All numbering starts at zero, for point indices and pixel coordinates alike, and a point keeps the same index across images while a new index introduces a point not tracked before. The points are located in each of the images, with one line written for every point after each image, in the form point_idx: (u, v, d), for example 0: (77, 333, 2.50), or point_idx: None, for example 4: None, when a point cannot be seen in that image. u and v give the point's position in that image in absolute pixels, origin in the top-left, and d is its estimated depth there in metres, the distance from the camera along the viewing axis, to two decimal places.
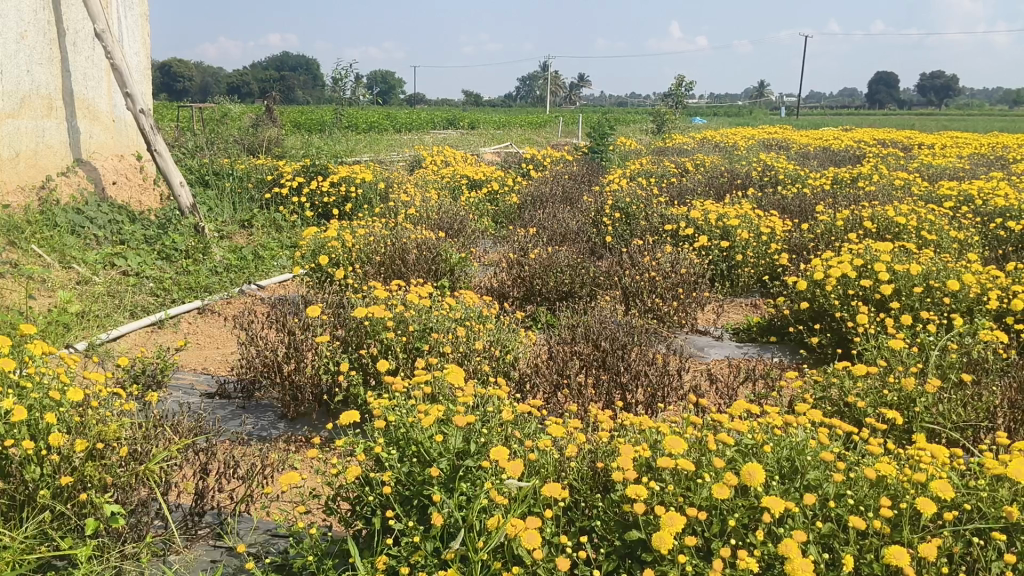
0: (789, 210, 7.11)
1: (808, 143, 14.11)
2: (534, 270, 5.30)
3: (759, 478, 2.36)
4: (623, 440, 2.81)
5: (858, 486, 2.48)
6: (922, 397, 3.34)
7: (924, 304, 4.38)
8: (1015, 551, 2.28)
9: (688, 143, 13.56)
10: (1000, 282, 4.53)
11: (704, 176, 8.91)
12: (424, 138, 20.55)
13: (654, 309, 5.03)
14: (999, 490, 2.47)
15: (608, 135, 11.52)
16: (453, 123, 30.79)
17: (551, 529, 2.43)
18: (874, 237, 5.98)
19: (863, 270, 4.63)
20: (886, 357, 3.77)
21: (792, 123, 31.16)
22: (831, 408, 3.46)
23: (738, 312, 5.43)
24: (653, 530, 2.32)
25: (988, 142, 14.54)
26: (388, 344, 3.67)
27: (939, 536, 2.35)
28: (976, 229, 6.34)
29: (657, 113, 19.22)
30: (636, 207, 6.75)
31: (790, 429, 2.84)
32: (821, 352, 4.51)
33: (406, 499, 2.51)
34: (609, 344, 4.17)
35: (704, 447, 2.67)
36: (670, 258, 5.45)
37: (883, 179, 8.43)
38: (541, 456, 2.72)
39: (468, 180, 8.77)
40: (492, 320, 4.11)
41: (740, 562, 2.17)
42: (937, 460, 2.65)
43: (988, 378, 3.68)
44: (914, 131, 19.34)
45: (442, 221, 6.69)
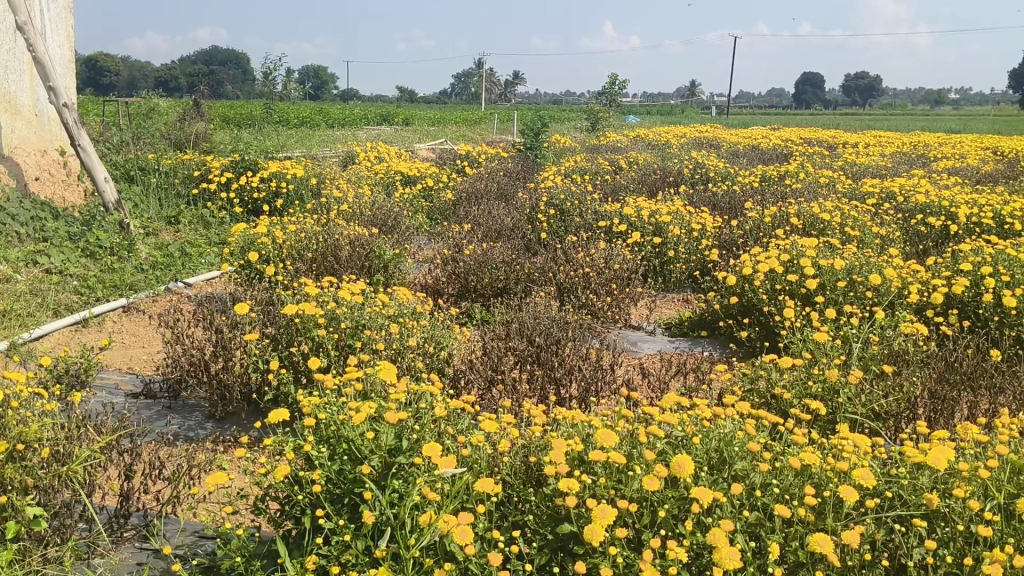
0: (719, 206, 7.22)
1: (736, 141, 14.33)
2: (468, 266, 5.28)
3: (687, 470, 2.40)
4: (555, 434, 2.83)
5: (784, 475, 2.54)
6: (845, 388, 3.43)
7: (847, 298, 4.50)
8: (935, 537, 2.35)
9: (622, 141, 13.68)
10: (920, 276, 4.67)
11: (637, 173, 9.01)
12: (358, 134, 20.33)
13: (588, 305, 5.05)
14: (919, 478, 2.54)
15: (542, 132, 11.55)
16: (386, 119, 30.49)
17: (483, 525, 2.43)
18: (800, 233, 6.11)
19: (790, 265, 4.74)
20: (811, 350, 3.86)
21: (724, 122, 31.61)
22: (759, 401, 3.53)
23: (670, 307, 5.49)
24: (584, 523, 2.34)
25: (910, 140, 14.92)
26: (319, 342, 3.63)
27: (862, 524, 2.41)
28: (898, 226, 6.51)
29: (591, 111, 19.29)
30: (570, 204, 6.78)
31: (719, 421, 2.89)
32: (750, 345, 4.59)
33: (336, 497, 2.49)
34: (543, 339, 4.17)
35: (635, 440, 2.70)
36: (603, 253, 5.49)
37: (808, 177, 8.61)
38: (473, 452, 2.72)
39: (402, 177, 8.72)
40: (425, 317, 4.11)
41: (670, 553, 2.20)
42: (859, 449, 2.72)
43: (909, 369, 3.79)
44: (838, 132, 19.83)
45: (375, 218, 6.64)
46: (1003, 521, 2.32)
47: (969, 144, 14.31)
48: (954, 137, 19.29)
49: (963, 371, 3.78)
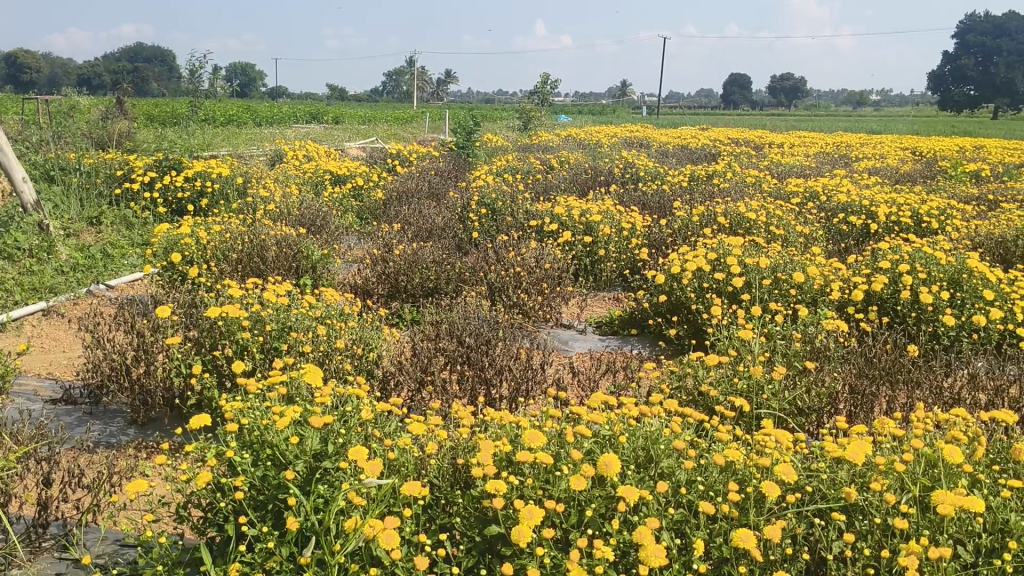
0: (649, 206, 7.30)
1: (666, 141, 14.52)
2: (399, 266, 5.25)
3: (614, 469, 2.42)
4: (484, 435, 2.82)
5: (708, 472, 2.57)
6: (770, 384, 3.50)
7: (772, 295, 4.59)
8: (853, 530, 2.40)
9: (552, 140, 13.75)
10: (842, 274, 4.79)
11: (568, 172, 9.06)
12: (285, 133, 20.04)
13: (520, 304, 5.05)
14: (838, 472, 2.60)
15: (474, 131, 11.54)
16: (316, 117, 30.15)
17: (409, 528, 2.41)
18: (727, 232, 6.21)
19: (716, 263, 4.82)
20: (736, 346, 3.92)
21: (656, 121, 31.96)
22: (686, 398, 3.57)
23: (601, 306, 5.53)
24: (512, 524, 2.33)
25: (834, 140, 15.25)
26: (244, 345, 3.58)
27: (783, 518, 2.46)
28: (821, 224, 6.65)
29: (523, 110, 19.35)
30: (501, 203, 6.78)
31: (646, 419, 2.92)
32: (679, 343, 4.65)
33: (259, 504, 2.44)
34: (473, 339, 4.15)
35: (563, 440, 2.71)
36: (533, 252, 5.50)
37: (735, 177, 8.75)
38: (400, 454, 2.69)
39: (332, 176, 8.62)
40: (353, 319, 4.07)
41: (596, 552, 2.21)
42: (781, 445, 2.78)
43: (831, 365, 3.87)
44: (766, 132, 20.21)
45: (303, 217, 6.58)
46: (918, 513, 2.37)
47: (889, 144, 14.73)
48: (870, 137, 19.70)
49: (881, 366, 3.88)
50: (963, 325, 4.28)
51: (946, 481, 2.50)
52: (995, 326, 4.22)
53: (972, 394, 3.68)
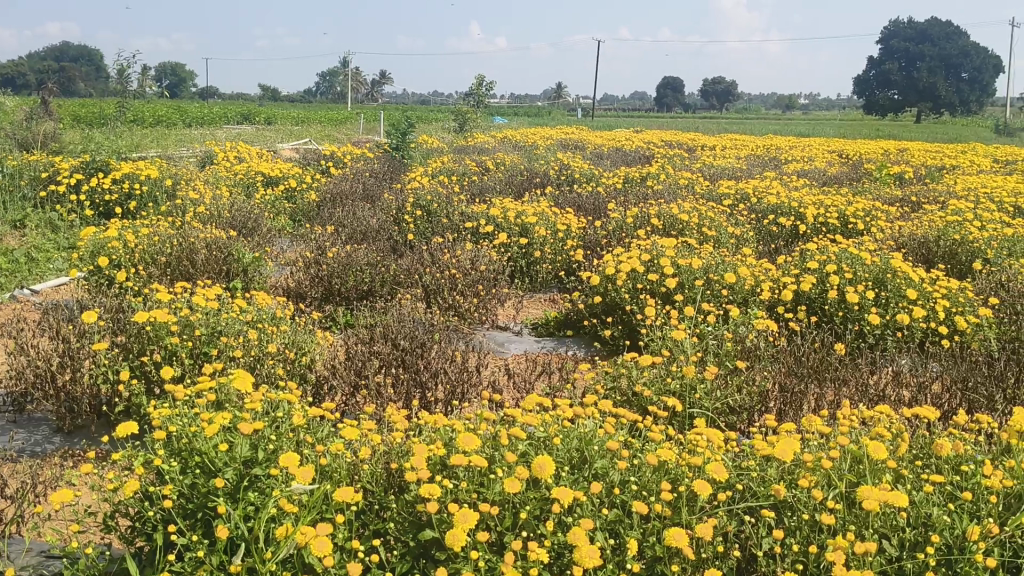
0: (583, 207, 7.34)
1: (600, 143, 14.66)
2: (332, 269, 5.19)
3: (548, 471, 2.43)
4: (417, 439, 2.79)
5: (641, 472, 2.59)
6: (702, 384, 3.54)
7: (704, 296, 4.65)
8: (783, 526, 2.44)
9: (488, 142, 13.75)
10: (772, 275, 4.88)
11: (504, 174, 9.06)
12: (215, 133, 19.66)
13: (455, 306, 5.04)
14: (767, 469, 2.64)
15: (409, 133, 11.48)
16: (247, 117, 29.70)
17: (342, 534, 2.38)
18: (661, 233, 6.28)
19: (650, 264, 4.87)
20: (669, 346, 3.96)
21: (591, 123, 32.20)
22: (621, 398, 3.59)
23: (537, 307, 5.54)
24: (446, 528, 2.32)
25: (764, 143, 15.54)
26: (173, 350, 3.51)
27: (714, 516, 2.49)
28: (752, 225, 6.77)
29: (458, 112, 19.35)
30: (436, 205, 6.76)
31: (579, 420, 2.93)
32: (613, 344, 4.68)
33: (188, 512, 2.39)
34: (408, 341, 4.12)
35: (497, 442, 2.70)
36: (468, 254, 5.49)
37: (668, 179, 8.86)
38: (333, 460, 2.66)
39: (264, 177, 8.49)
40: (285, 323, 4.02)
41: (530, 554, 2.21)
42: (712, 444, 2.81)
43: (761, 364, 3.94)
44: (697, 134, 20.53)
45: (234, 220, 6.47)
46: (845, 508, 2.42)
47: (817, 146, 15.06)
48: (798, 141, 20.20)
49: (810, 364, 3.97)
50: (887, 324, 4.39)
51: (871, 476, 2.56)
52: (918, 324, 4.34)
53: (896, 391, 3.78)
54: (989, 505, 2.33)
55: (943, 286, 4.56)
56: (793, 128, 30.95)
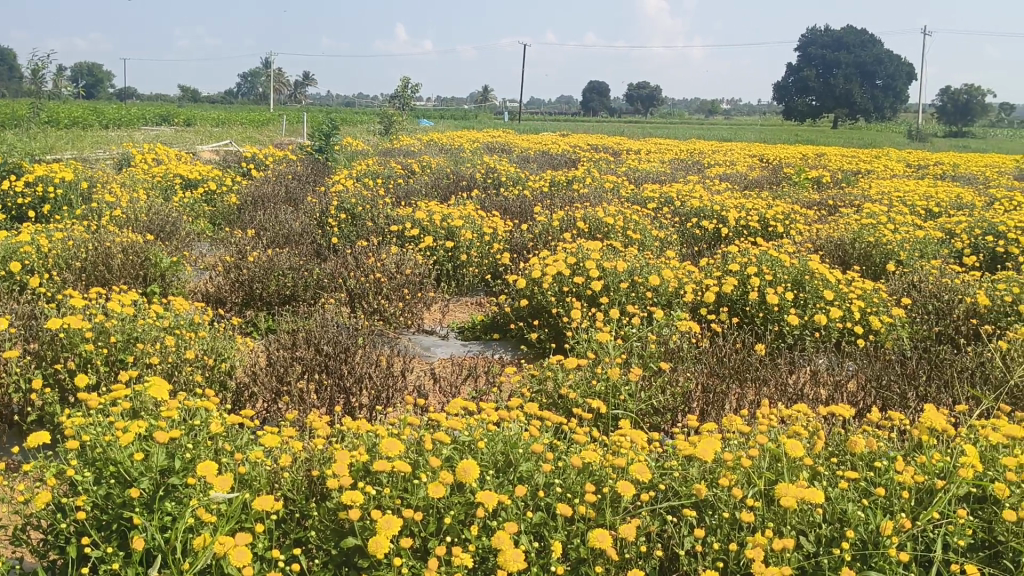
0: (510, 210, 7.35)
1: (526, 146, 14.68)
2: (253, 273, 5.09)
3: (472, 475, 2.41)
4: (339, 445, 2.75)
5: (566, 474, 2.59)
6: (626, 385, 3.56)
7: (629, 298, 4.69)
8: (705, 525, 2.47)
9: (413, 145, 13.70)
10: (695, 277, 4.94)
11: (430, 177, 9.02)
12: (133, 134, 19.15)
13: (380, 310, 4.98)
14: (689, 469, 2.66)
15: (333, 134, 11.35)
16: (167, 118, 28.99)
17: (262, 544, 2.32)
18: (586, 236, 6.33)
19: (575, 268, 4.89)
20: (595, 348, 3.98)
21: (519, 127, 32.29)
22: (546, 401, 3.59)
23: (463, 311, 5.52)
24: (369, 535, 2.28)
25: (687, 147, 15.80)
26: (88, 358, 3.41)
27: (638, 516, 2.50)
28: (675, 229, 6.85)
29: (384, 113, 19.16)
30: (361, 208, 6.69)
31: (504, 424, 2.91)
32: (540, 346, 4.68)
33: (103, 524, 2.31)
34: (331, 347, 4.05)
35: (421, 447, 2.66)
36: (394, 258, 5.44)
37: (594, 182, 8.93)
38: (252, 468, 2.59)
39: (183, 180, 8.30)
40: (204, 328, 3.93)
41: (455, 559, 2.19)
42: (636, 445, 2.82)
43: (685, 365, 3.99)
44: (621, 138, 20.84)
45: (152, 224, 6.30)
46: (764, 506, 2.46)
47: (739, 151, 15.39)
48: (720, 143, 20.67)
49: (731, 365, 4.03)
50: (806, 324, 4.49)
51: (789, 474, 2.60)
52: (835, 324, 4.45)
53: (814, 390, 3.86)
54: (902, 500, 2.39)
55: (859, 287, 4.68)
56: (716, 132, 31.43)
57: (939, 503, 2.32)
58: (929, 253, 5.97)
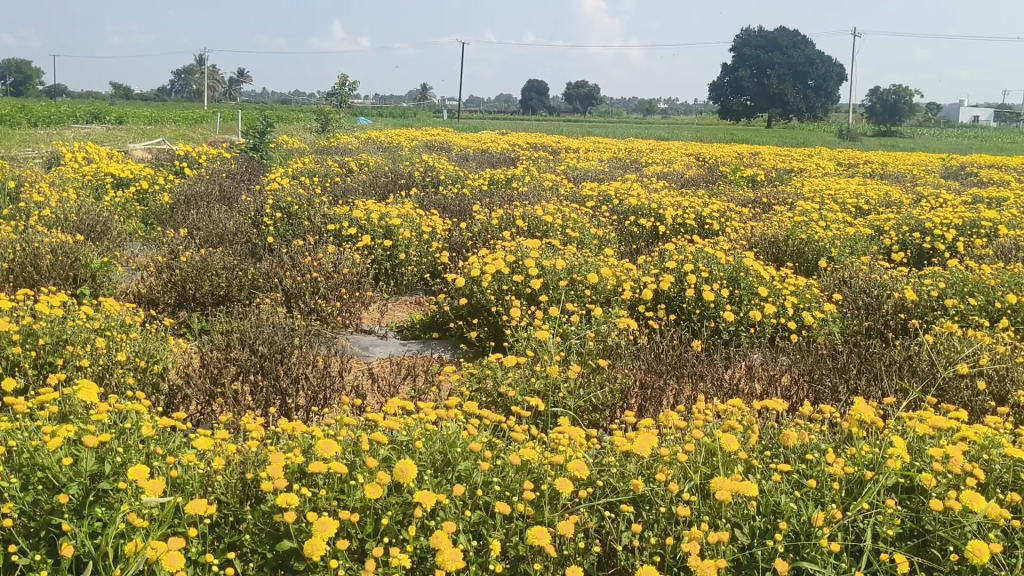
0: (449, 209, 7.33)
1: (465, 145, 14.65)
2: (187, 273, 4.99)
3: (410, 475, 2.39)
4: (275, 447, 2.70)
5: (504, 472, 2.58)
6: (565, 383, 3.57)
7: (568, 296, 4.71)
8: (642, 520, 2.48)
9: (351, 143, 13.59)
10: (632, 276, 4.98)
11: (368, 176, 8.95)
12: (60, 131, 18.66)
13: (317, 310, 4.92)
14: (627, 465, 2.68)
15: (269, 132, 11.19)
16: (98, 117, 28.29)
17: (195, 549, 2.27)
18: (525, 235, 6.34)
19: (515, 266, 4.90)
20: (533, 346, 3.98)
21: (458, 125, 32.22)
22: (485, 399, 3.57)
23: (402, 310, 5.48)
24: (305, 538, 2.25)
25: (625, 146, 15.94)
26: (15, 361, 3.31)
27: (576, 513, 2.50)
28: (613, 227, 6.90)
29: (320, 112, 18.96)
30: (298, 207, 6.60)
31: (442, 423, 2.89)
32: (479, 345, 4.67)
33: (30, 532, 2.22)
34: (267, 348, 3.98)
35: (358, 448, 2.63)
36: (331, 257, 5.38)
37: (533, 181, 8.94)
38: (185, 472, 2.53)
39: (114, 179, 8.10)
40: (136, 330, 3.84)
41: (392, 560, 2.17)
42: (574, 442, 2.83)
43: (623, 362, 4.01)
44: (558, 137, 20.95)
45: (82, 223, 6.15)
46: (700, 500, 2.48)
47: (676, 150, 15.58)
48: (655, 141, 20.87)
49: (669, 361, 4.07)
50: (741, 320, 4.56)
51: (724, 468, 2.63)
52: (769, 320, 4.52)
53: (749, 385, 3.92)
54: (833, 491, 2.44)
55: (792, 284, 4.77)
56: (653, 132, 31.75)
57: (869, 493, 2.37)
58: (859, 249, 6.11)
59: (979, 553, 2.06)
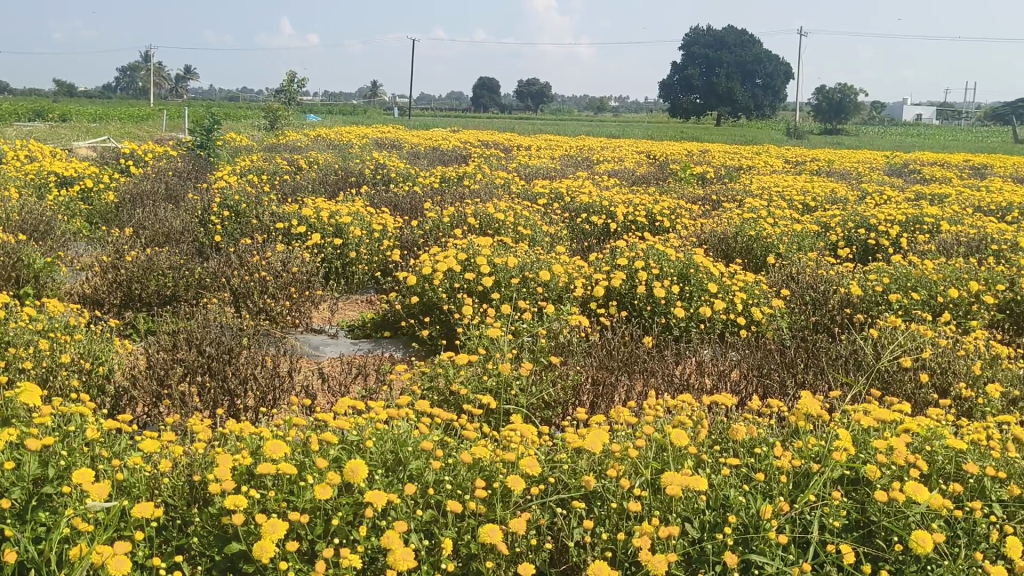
0: (400, 207, 7.30)
1: (417, 142, 14.57)
2: (132, 273, 4.89)
3: (361, 475, 2.37)
4: (223, 449, 2.65)
5: (456, 471, 2.57)
6: (517, 380, 3.56)
7: (520, 293, 4.71)
8: (593, 516, 2.49)
9: (301, 140, 13.46)
10: (584, 273, 5.00)
11: (317, 173, 8.87)
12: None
13: (266, 310, 4.86)
14: (578, 461, 2.68)
15: (217, 129, 11.03)
16: (41, 114, 27.63)
17: (142, 552, 2.22)
18: (477, 232, 6.33)
19: (466, 264, 4.88)
20: (486, 344, 3.97)
21: (409, 123, 32.06)
22: (438, 397, 3.56)
23: (353, 309, 5.44)
24: (254, 540, 2.21)
25: (576, 144, 15.98)
26: None
27: (528, 510, 2.50)
28: (565, 224, 6.93)
29: (269, 109, 18.74)
30: (246, 206, 6.53)
31: (393, 422, 2.87)
32: (431, 343, 4.65)
33: None
34: (215, 348, 3.92)
35: (307, 448, 2.60)
36: (280, 256, 5.31)
37: (485, 179, 8.94)
38: (130, 475, 2.47)
39: (57, 177, 7.93)
40: (80, 331, 3.76)
41: (343, 560, 2.14)
42: (525, 440, 2.82)
43: (574, 358, 4.02)
44: (509, 135, 20.99)
45: (23, 222, 6.00)
46: (651, 495, 2.49)
47: (627, 147, 15.68)
48: (605, 140, 20.99)
49: (620, 358, 4.09)
50: (692, 316, 4.60)
51: (674, 463, 2.65)
52: (718, 316, 4.56)
53: (699, 380, 3.96)
54: (781, 484, 2.47)
55: (742, 280, 4.82)
56: (605, 130, 31.90)
57: (816, 486, 2.40)
58: (806, 245, 6.20)
59: (923, 543, 2.10)
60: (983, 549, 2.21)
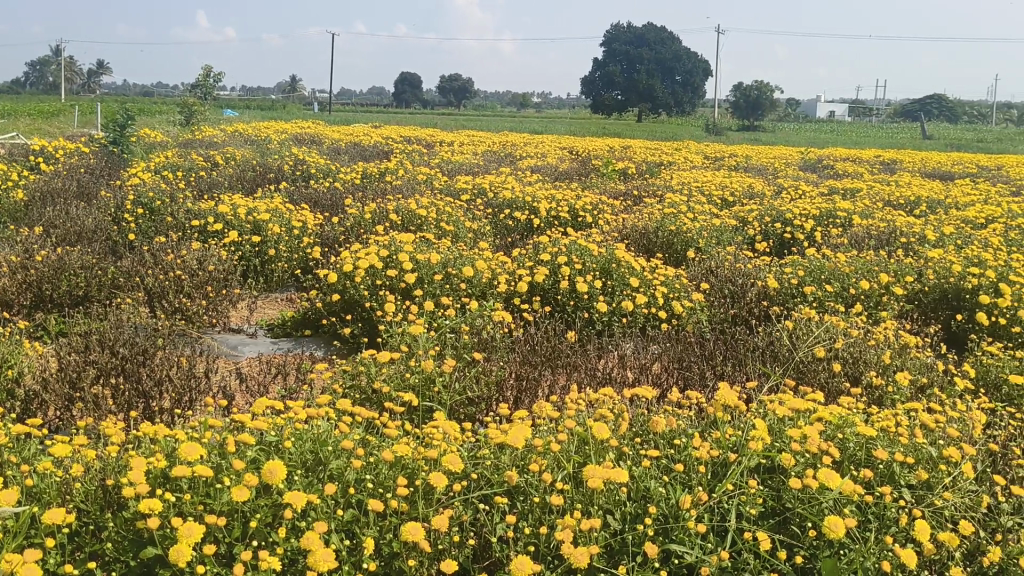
0: (320, 203, 7.20)
1: (338, 137, 14.41)
2: (42, 273, 4.70)
3: (280, 475, 2.32)
4: (136, 452, 2.57)
5: (377, 469, 2.54)
6: (440, 376, 3.54)
7: (443, 290, 4.68)
8: (516, 510, 2.48)
9: (219, 135, 13.17)
10: (506, 269, 5.01)
11: (235, 170, 8.68)
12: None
13: (182, 309, 4.74)
14: (501, 456, 2.68)
15: (130, 125, 10.71)
16: None
17: (53, 560, 2.12)
18: (399, 228, 6.28)
19: (388, 260, 4.84)
20: (408, 341, 3.94)
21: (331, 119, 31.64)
22: (359, 395, 3.51)
23: (272, 308, 5.34)
24: (170, 545, 2.15)
25: (500, 140, 15.98)
26: None
27: (451, 507, 2.48)
28: (488, 220, 6.91)
29: (184, 104, 18.28)
30: (161, 204, 6.36)
31: (312, 421, 2.82)
32: (353, 342, 4.59)
33: None
34: (129, 349, 3.80)
35: (224, 450, 2.54)
36: (196, 254, 5.18)
37: (407, 175, 8.88)
38: (40, 481, 2.38)
39: None
40: None
41: (262, 562, 2.10)
42: (447, 437, 2.81)
43: (497, 354, 4.01)
44: (433, 130, 20.89)
45: None
46: (573, 488, 2.50)
47: (549, 143, 15.75)
48: (525, 136, 21.04)
49: (543, 353, 4.10)
50: (613, 310, 4.63)
51: (596, 456, 2.66)
52: (639, 310, 4.61)
53: (621, 374, 4.00)
54: (699, 474, 2.50)
55: (662, 274, 4.89)
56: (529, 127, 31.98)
57: (734, 475, 2.44)
58: (724, 240, 6.31)
59: (836, 528, 2.15)
60: (893, 532, 2.28)
